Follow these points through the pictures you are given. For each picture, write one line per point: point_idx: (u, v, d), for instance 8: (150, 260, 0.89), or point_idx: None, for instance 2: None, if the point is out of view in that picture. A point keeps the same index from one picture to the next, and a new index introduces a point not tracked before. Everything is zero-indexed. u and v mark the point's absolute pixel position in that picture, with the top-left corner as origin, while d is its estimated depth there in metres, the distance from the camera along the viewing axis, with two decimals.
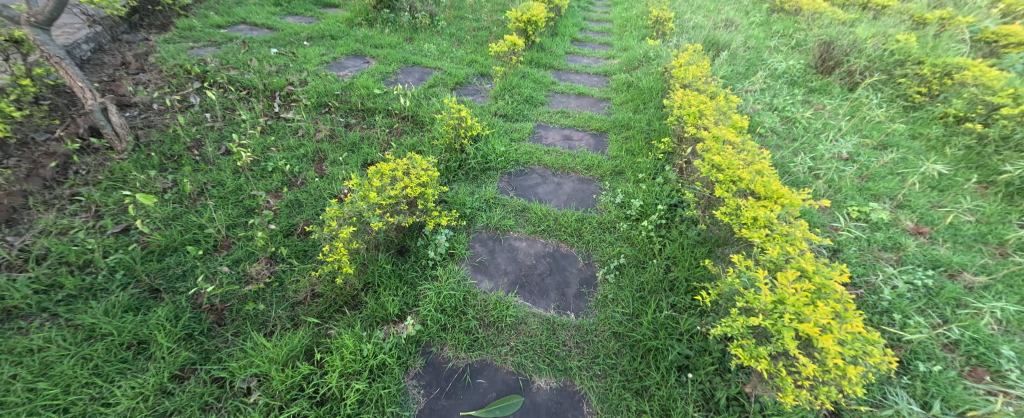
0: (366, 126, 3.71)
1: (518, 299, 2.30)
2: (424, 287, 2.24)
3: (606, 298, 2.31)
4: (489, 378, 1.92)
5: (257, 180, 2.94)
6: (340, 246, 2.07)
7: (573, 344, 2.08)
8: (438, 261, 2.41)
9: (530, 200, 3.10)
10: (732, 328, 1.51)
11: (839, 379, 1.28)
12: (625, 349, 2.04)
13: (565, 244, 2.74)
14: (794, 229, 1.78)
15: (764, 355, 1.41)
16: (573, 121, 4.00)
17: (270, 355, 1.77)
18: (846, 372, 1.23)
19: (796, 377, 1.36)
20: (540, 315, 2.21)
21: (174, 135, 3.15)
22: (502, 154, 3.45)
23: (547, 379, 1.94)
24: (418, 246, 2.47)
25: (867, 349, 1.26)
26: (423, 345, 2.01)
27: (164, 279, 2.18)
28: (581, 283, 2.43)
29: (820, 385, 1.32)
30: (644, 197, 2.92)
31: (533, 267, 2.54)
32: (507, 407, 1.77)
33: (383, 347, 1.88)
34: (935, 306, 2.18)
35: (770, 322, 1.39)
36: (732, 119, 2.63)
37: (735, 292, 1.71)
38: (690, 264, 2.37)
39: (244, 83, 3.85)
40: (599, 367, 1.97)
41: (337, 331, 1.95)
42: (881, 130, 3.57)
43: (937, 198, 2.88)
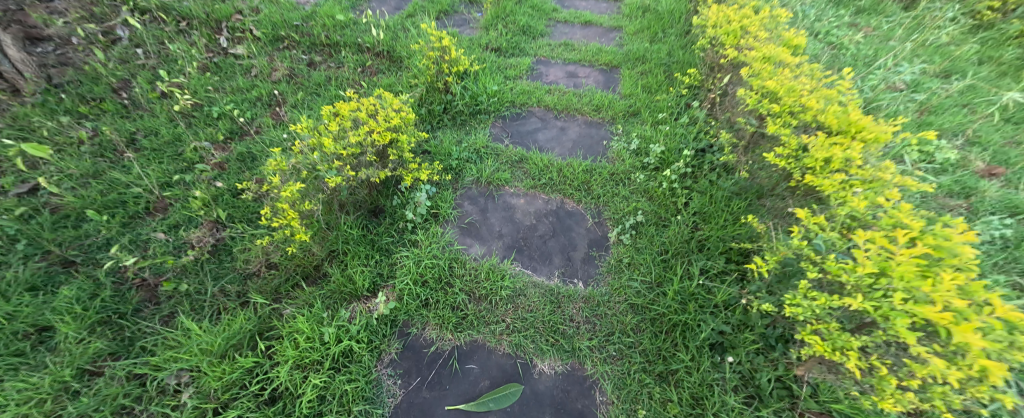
0: (333, 64, 3.11)
1: (515, 267, 1.95)
2: (401, 255, 1.85)
3: (620, 264, 1.94)
4: (481, 363, 1.59)
5: (200, 129, 2.44)
6: (288, 209, 1.62)
7: (581, 320, 1.73)
8: (418, 224, 2.01)
9: (529, 149, 2.62)
10: (804, 308, 1.11)
11: (970, 383, 0.89)
12: (644, 325, 1.68)
13: (570, 200, 2.33)
14: (883, 172, 1.32)
15: (852, 346, 1.01)
16: (579, 55, 3.39)
17: (202, 345, 1.38)
18: (987, 376, 0.84)
19: (899, 377, 0.97)
20: (541, 285, 1.86)
21: (94, 74, 2.58)
22: (495, 94, 2.90)
23: (550, 363, 1.61)
24: (394, 206, 2.04)
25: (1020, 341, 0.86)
26: (401, 325, 1.66)
27: (80, 250, 1.76)
28: (589, 246, 2.08)
29: (934, 388, 0.94)
30: (665, 141, 2.43)
31: (532, 228, 2.16)
32: (505, 398, 1.46)
33: (349, 330, 1.53)
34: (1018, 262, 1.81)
35: (867, 303, 0.99)
36: (785, 36, 2.07)
37: (799, 258, 1.30)
38: (725, 221, 1.90)
39: (182, 12, 3.17)
40: (613, 347, 1.63)
41: (293, 311, 1.59)
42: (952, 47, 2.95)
43: (1011, 134, 2.38)
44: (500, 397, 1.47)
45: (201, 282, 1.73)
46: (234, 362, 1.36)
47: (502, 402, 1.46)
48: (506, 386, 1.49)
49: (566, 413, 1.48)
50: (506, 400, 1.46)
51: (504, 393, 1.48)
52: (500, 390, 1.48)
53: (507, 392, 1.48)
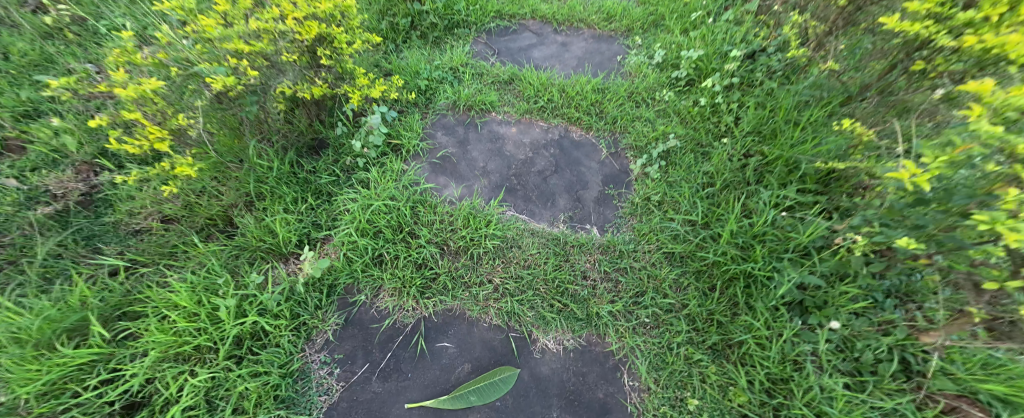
0: None
1: (506, 211, 1.44)
2: (346, 198, 1.33)
3: (648, 203, 1.43)
4: (458, 340, 1.11)
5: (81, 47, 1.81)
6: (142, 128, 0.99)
7: (599, 277, 1.25)
8: (372, 159, 1.48)
9: (522, 67, 2.01)
10: None
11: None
12: (687, 280, 1.20)
13: (576, 127, 1.78)
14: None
15: None
16: None
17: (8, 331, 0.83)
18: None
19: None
20: (541, 234, 1.35)
21: None
22: (477, 2, 2.24)
23: (557, 336, 1.13)
24: (339, 136, 1.50)
25: None
26: (344, 292, 1.16)
27: None
28: (605, 183, 1.56)
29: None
30: (702, 47, 1.84)
31: (528, 163, 1.63)
32: (493, 390, 1.01)
33: (260, 303, 1.03)
34: None
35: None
36: None
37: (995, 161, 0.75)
38: (798, 136, 1.35)
39: None
40: (645, 312, 1.16)
41: (179, 276, 1.07)
42: None
43: None
44: (486, 388, 1.01)
45: (58, 242, 1.21)
46: (58, 355, 0.83)
47: (487, 395, 1.00)
48: (494, 373, 1.03)
49: (581, 406, 1.02)
50: (494, 393, 1.01)
51: (492, 382, 1.02)
52: (485, 378, 1.02)
53: (496, 380, 1.02)
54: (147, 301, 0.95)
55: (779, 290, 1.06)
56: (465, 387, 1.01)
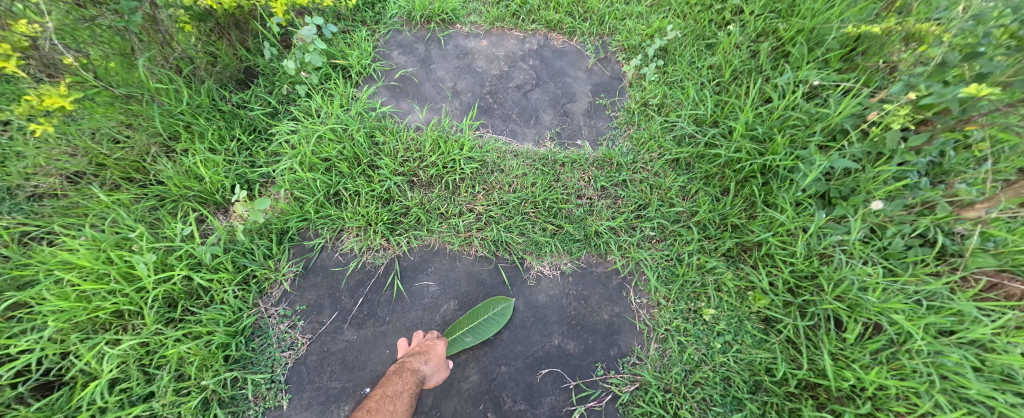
0: None
1: (483, 134, 1.23)
2: (290, 132, 1.10)
3: (646, 109, 1.24)
4: (440, 277, 0.96)
5: None
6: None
7: (596, 194, 1.09)
8: (317, 85, 1.22)
9: None
10: None
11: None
12: (694, 186, 1.05)
13: (557, 33, 1.52)
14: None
15: None
16: None
17: None
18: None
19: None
20: (527, 153, 1.17)
21: None
22: None
23: (553, 261, 0.99)
24: (272, 61, 1.22)
25: None
26: (299, 239, 0.98)
27: None
28: (594, 93, 1.35)
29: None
30: None
31: (504, 78, 1.39)
32: (489, 322, 0.87)
33: (191, 256, 0.84)
34: None
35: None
36: None
37: None
38: (820, 8, 1.13)
39: None
40: (651, 225, 1.02)
41: (83, 234, 0.87)
42: None
43: None
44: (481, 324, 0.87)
45: None
46: None
47: (484, 330, 0.86)
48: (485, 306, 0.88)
49: (586, 330, 0.91)
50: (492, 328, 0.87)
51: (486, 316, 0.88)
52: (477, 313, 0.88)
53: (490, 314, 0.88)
54: (38, 264, 0.76)
55: (804, 181, 0.91)
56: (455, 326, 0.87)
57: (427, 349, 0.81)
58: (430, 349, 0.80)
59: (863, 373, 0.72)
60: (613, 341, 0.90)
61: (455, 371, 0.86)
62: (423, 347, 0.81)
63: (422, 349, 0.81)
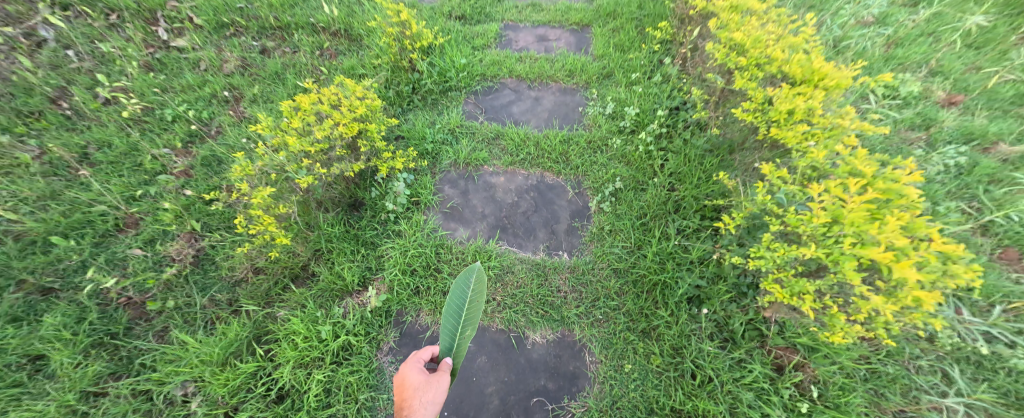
0: (288, 49, 2.88)
1: (501, 245, 1.96)
2: (387, 246, 1.86)
3: (602, 232, 1.97)
4: (476, 341, 1.67)
5: (156, 135, 2.30)
6: (264, 215, 1.57)
7: (568, 289, 1.81)
8: (400, 213, 1.98)
9: (505, 124, 2.50)
10: (765, 260, 1.23)
11: (907, 314, 1.04)
12: (626, 288, 1.79)
13: (550, 172, 2.27)
14: (839, 118, 1.37)
15: (807, 291, 1.14)
16: (547, 16, 3.16)
17: (203, 355, 1.44)
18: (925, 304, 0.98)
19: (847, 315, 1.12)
20: (528, 261, 1.89)
21: (24, 85, 2.36)
22: (464, 68, 2.70)
23: (542, 332, 1.70)
24: (374, 199, 2.00)
25: (957, 272, 0.97)
26: (396, 315, 1.70)
27: (55, 275, 1.75)
28: (573, 217, 2.07)
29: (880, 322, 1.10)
30: (640, 102, 2.38)
31: (515, 205, 2.13)
32: (471, 303, 0.95)
33: (344, 325, 1.58)
34: (966, 187, 1.98)
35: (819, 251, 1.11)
36: None
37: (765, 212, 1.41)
38: (698, 179, 1.96)
39: (107, 3, 2.84)
40: (600, 311, 1.73)
41: (287, 313, 1.63)
42: None
43: (972, 60, 2.50)
44: (472, 306, 0.94)
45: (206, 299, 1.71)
46: (235, 368, 1.42)
47: (473, 312, 0.93)
48: (456, 294, 0.95)
49: (560, 375, 1.59)
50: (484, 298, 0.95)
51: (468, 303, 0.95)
52: (460, 305, 0.94)
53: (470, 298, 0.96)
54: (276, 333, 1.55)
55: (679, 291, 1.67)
56: (457, 327, 0.92)
57: (408, 402, 1.04)
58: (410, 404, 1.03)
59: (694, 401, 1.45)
60: (575, 382, 1.58)
61: (484, 397, 1.54)
62: (404, 404, 1.03)
63: (405, 406, 1.03)
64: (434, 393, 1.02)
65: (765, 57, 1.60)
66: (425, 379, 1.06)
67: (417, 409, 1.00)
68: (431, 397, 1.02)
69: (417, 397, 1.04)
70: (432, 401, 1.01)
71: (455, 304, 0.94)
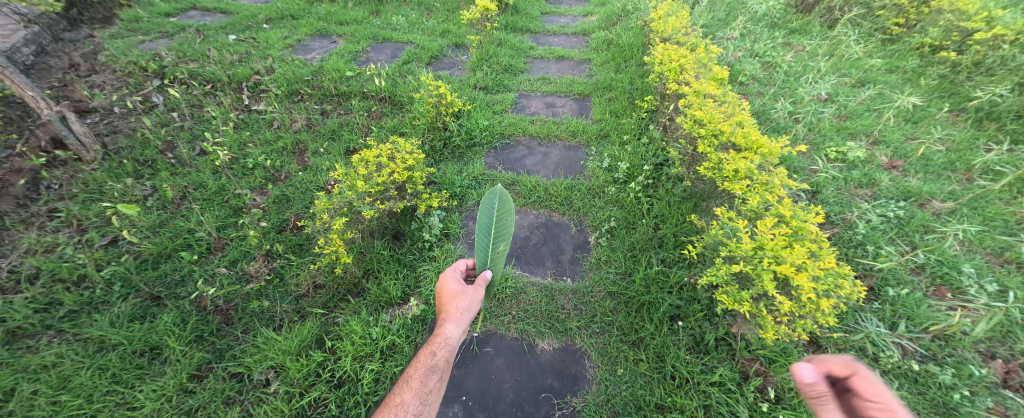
0: (343, 111, 3.52)
1: (516, 270, 2.35)
2: (423, 268, 2.30)
3: (599, 261, 2.38)
4: (495, 346, 2.03)
5: (239, 178, 2.87)
6: (336, 238, 2.08)
7: (571, 307, 2.18)
8: (434, 242, 2.43)
9: (519, 173, 2.99)
10: (717, 277, 1.77)
11: (811, 312, 1.58)
12: (620, 307, 2.16)
13: (557, 212, 2.71)
14: (772, 178, 2.00)
15: (745, 298, 1.67)
16: (555, 88, 3.85)
17: (283, 347, 1.91)
18: (819, 303, 1.54)
19: (776, 315, 1.65)
20: (538, 283, 2.28)
21: (143, 139, 3.02)
22: (486, 128, 3.29)
23: (549, 341, 2.06)
24: (413, 230, 2.48)
25: (836, 283, 1.56)
26: (430, 323, 2.09)
27: (163, 286, 2.23)
28: (575, 249, 2.48)
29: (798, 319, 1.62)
30: (630, 159, 2.91)
31: (527, 238, 2.54)
32: (500, 229, 1.42)
33: (391, 328, 1.99)
34: (906, 235, 2.33)
35: (751, 268, 1.66)
36: (712, 71, 2.80)
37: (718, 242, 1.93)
38: (677, 221, 2.43)
39: (207, 77, 3.62)
40: (597, 325, 2.10)
41: (344, 320, 2.05)
42: (847, 66, 3.70)
43: (909, 132, 2.99)
44: (499, 226, 1.43)
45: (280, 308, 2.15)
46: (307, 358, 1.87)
47: (502, 236, 1.41)
48: (485, 217, 1.43)
49: (564, 376, 1.92)
50: (507, 220, 1.41)
51: (495, 223, 1.43)
52: (489, 226, 1.43)
53: (497, 219, 1.44)
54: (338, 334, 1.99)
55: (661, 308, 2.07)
56: (489, 242, 1.42)
57: (449, 307, 1.57)
58: (451, 307, 1.56)
59: (673, 396, 1.79)
60: (576, 382, 1.90)
61: (501, 392, 1.86)
62: (446, 308, 1.57)
63: (447, 309, 1.57)
64: (467, 301, 1.55)
65: (719, 131, 2.25)
66: (461, 290, 1.59)
67: (457, 310, 1.54)
68: (464, 305, 1.55)
69: (455, 302, 1.57)
70: (466, 307, 1.55)
71: (485, 224, 1.44)
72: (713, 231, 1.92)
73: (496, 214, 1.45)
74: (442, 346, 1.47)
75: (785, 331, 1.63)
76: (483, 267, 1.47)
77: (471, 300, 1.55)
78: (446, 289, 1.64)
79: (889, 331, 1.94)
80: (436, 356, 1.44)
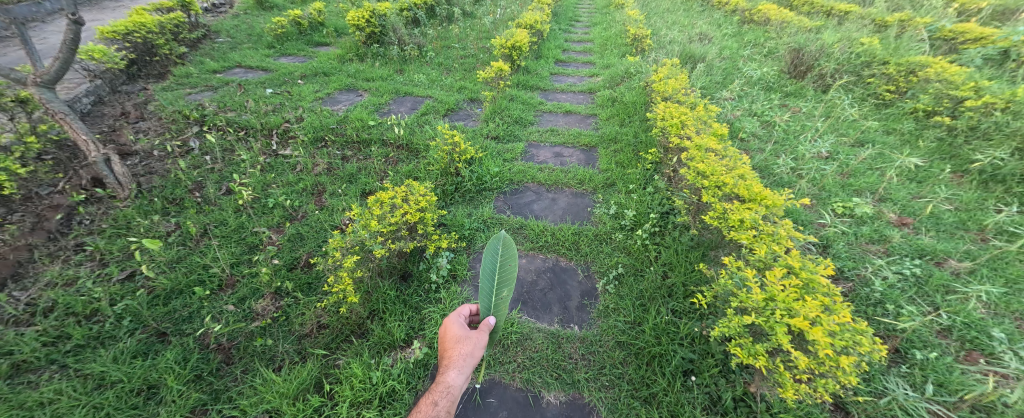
0: (362, 157, 3.73)
1: (522, 315, 2.31)
2: (429, 310, 2.28)
3: (607, 309, 2.33)
4: (498, 397, 1.94)
5: (259, 216, 2.99)
6: (345, 276, 2.11)
7: (579, 357, 2.11)
8: (440, 284, 2.44)
9: (527, 217, 3.05)
10: (730, 328, 1.72)
11: (832, 370, 1.50)
12: (630, 358, 2.08)
13: (564, 257, 2.72)
14: (778, 229, 2.02)
15: (761, 353, 1.60)
16: (562, 139, 4.05)
17: (281, 390, 1.86)
18: (838, 360, 1.46)
19: (794, 372, 1.56)
20: (544, 330, 2.23)
21: (175, 180, 3.21)
22: (496, 175, 3.43)
23: (556, 393, 1.96)
24: (420, 271, 2.50)
25: (855, 339, 1.49)
26: (432, 369, 2.03)
27: (170, 322, 2.24)
28: (582, 295, 2.44)
29: (818, 378, 1.53)
30: (636, 207, 2.97)
31: (534, 283, 2.52)
32: (505, 277, 1.44)
33: (392, 373, 1.93)
34: (926, 294, 2.25)
35: (763, 319, 1.62)
36: (712, 128, 2.94)
37: (729, 292, 1.90)
38: (686, 270, 2.41)
39: (242, 124, 3.93)
40: (606, 378, 2.00)
41: (345, 363, 2.02)
42: (845, 127, 3.84)
43: (915, 190, 3.02)
44: (502, 271, 1.45)
45: (283, 347, 2.13)
46: (303, 403, 1.81)
47: (507, 283, 1.44)
48: (489, 262, 1.43)
49: None
50: (511, 266, 1.45)
51: (499, 269, 1.46)
52: (493, 273, 1.44)
53: (500, 265, 1.46)
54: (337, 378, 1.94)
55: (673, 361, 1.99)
56: (493, 288, 1.44)
57: (452, 352, 1.56)
58: (454, 353, 1.55)
59: None
60: None
61: None
62: (450, 353, 1.56)
63: (450, 355, 1.56)
64: (469, 347, 1.53)
65: (721, 182, 2.32)
66: (464, 333, 1.58)
67: (459, 356, 1.52)
68: (467, 350, 1.53)
69: (458, 346, 1.56)
70: (468, 353, 1.52)
71: (489, 269, 1.44)
72: (722, 280, 1.90)
73: (500, 259, 1.47)
74: (443, 394, 1.45)
75: (807, 392, 1.52)
76: (488, 313, 1.46)
77: (474, 345, 1.52)
78: (450, 332, 1.64)
79: (920, 396, 1.81)
80: (437, 406, 1.41)
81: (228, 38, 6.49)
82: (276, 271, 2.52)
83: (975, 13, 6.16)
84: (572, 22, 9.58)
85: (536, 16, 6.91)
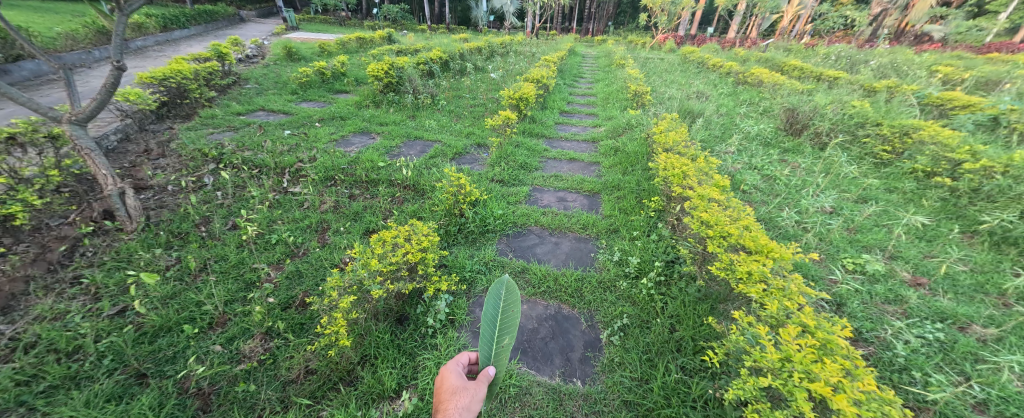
0: (369, 196, 3.79)
1: (521, 367, 2.17)
2: (423, 357, 2.17)
3: (612, 363, 2.19)
4: None
5: (260, 252, 2.97)
6: (340, 317, 2.04)
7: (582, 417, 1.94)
8: (437, 329, 2.33)
9: (529, 261, 3.01)
10: (745, 391, 1.59)
11: None
12: None
13: (567, 305, 2.61)
14: (788, 284, 1.96)
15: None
16: (567, 184, 4.12)
17: None
18: None
19: None
20: (544, 385, 2.08)
21: (183, 214, 3.26)
22: (500, 217, 3.46)
23: None
24: (418, 314, 2.41)
25: (883, 409, 1.35)
26: None
27: (152, 362, 2.13)
28: (586, 347, 2.30)
29: None
30: (641, 254, 2.93)
31: (534, 331, 2.41)
32: (506, 323, 1.37)
33: None
34: (954, 362, 2.10)
35: (780, 382, 1.51)
36: (714, 179, 3.00)
37: (742, 350, 1.80)
38: (695, 323, 2.30)
39: (257, 163, 4.07)
40: None
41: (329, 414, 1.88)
42: (846, 183, 3.89)
43: (926, 249, 2.96)
44: (504, 318, 1.37)
45: (267, 394, 2.00)
46: None
47: (508, 330, 1.35)
48: (490, 308, 1.37)
49: None
50: (513, 312, 1.37)
51: (501, 314, 1.38)
52: (494, 318, 1.36)
53: (502, 310, 1.39)
54: None
55: None
56: (494, 335, 1.35)
57: (447, 403, 1.45)
58: (449, 404, 1.44)
59: None
60: None
61: None
62: (445, 404, 1.44)
63: (444, 406, 1.43)
64: (467, 399, 1.42)
65: (726, 233, 2.31)
66: (462, 384, 1.49)
67: (455, 409, 1.40)
68: (463, 403, 1.41)
69: (455, 399, 1.44)
70: (465, 406, 1.40)
71: (490, 314, 1.37)
72: (734, 338, 1.80)
73: (502, 304, 1.41)
74: None
75: None
76: (487, 362, 1.37)
77: (471, 398, 1.41)
78: (447, 384, 1.54)
79: None
80: None
81: (256, 85, 6.98)
82: (269, 311, 2.44)
83: (959, 82, 6.54)
84: (577, 78, 10.28)
85: (542, 72, 7.42)
